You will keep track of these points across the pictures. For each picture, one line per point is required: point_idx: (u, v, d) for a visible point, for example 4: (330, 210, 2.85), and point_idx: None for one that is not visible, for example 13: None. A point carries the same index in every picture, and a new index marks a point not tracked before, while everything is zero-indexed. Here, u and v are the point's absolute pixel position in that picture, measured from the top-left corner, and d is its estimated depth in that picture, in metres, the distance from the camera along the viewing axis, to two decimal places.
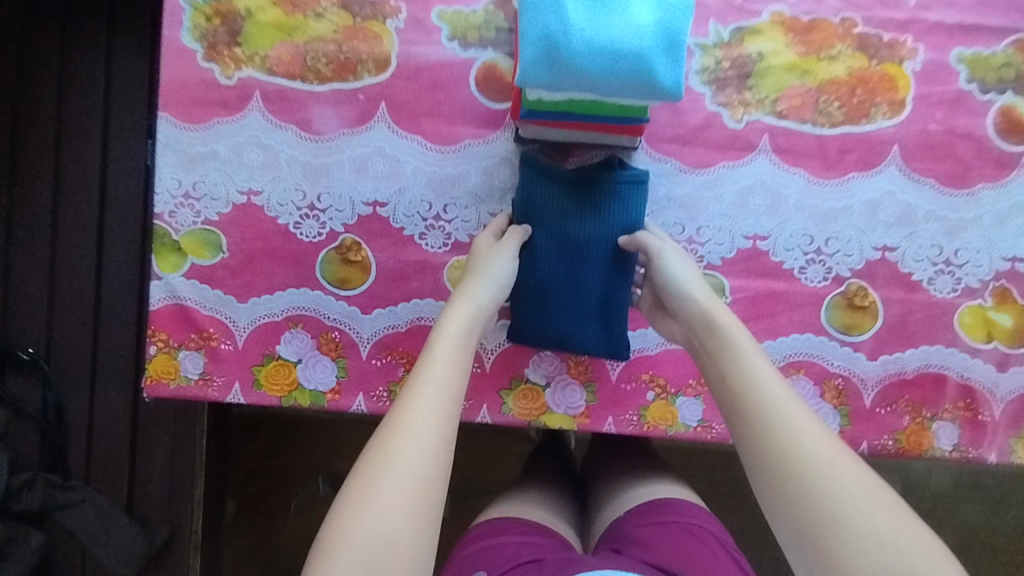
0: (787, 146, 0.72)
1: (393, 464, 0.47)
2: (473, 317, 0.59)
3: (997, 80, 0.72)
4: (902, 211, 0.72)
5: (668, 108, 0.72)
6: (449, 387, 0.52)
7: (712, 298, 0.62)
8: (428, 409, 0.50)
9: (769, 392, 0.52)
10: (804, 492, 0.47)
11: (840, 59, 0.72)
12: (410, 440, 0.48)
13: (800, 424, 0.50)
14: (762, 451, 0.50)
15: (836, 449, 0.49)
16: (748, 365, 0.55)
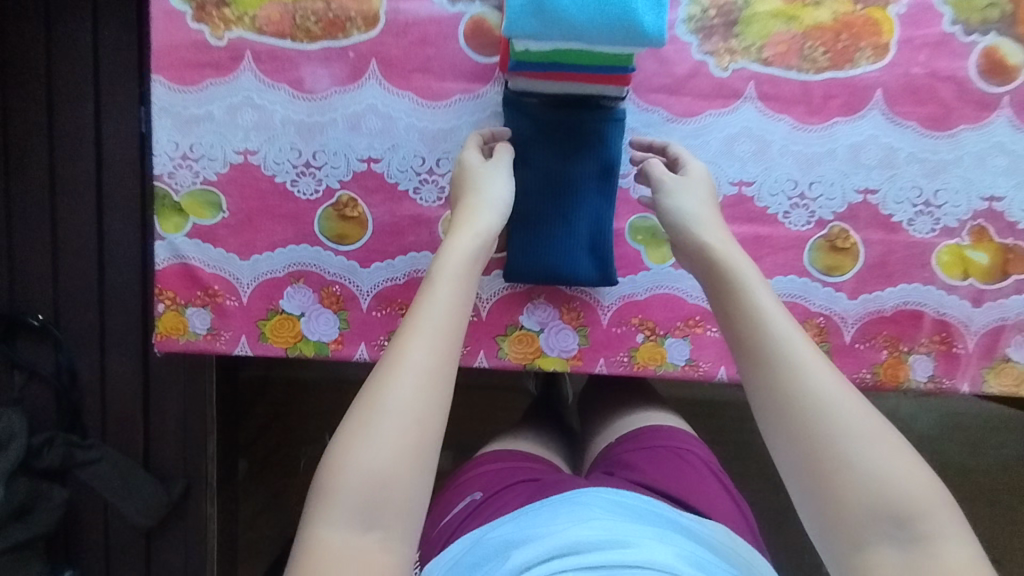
0: (772, 93, 0.73)
1: (391, 402, 0.44)
2: (480, 245, 0.54)
3: (981, 21, 0.72)
4: (884, 154, 0.74)
5: (655, 58, 0.73)
6: (453, 322, 0.48)
7: (719, 230, 0.57)
8: (431, 346, 0.46)
9: (773, 327, 0.48)
10: (804, 432, 0.44)
11: (825, 4, 0.72)
12: (410, 377, 0.45)
13: (805, 358, 0.46)
14: (763, 388, 0.47)
15: (841, 386, 0.45)
16: (752, 294, 0.50)
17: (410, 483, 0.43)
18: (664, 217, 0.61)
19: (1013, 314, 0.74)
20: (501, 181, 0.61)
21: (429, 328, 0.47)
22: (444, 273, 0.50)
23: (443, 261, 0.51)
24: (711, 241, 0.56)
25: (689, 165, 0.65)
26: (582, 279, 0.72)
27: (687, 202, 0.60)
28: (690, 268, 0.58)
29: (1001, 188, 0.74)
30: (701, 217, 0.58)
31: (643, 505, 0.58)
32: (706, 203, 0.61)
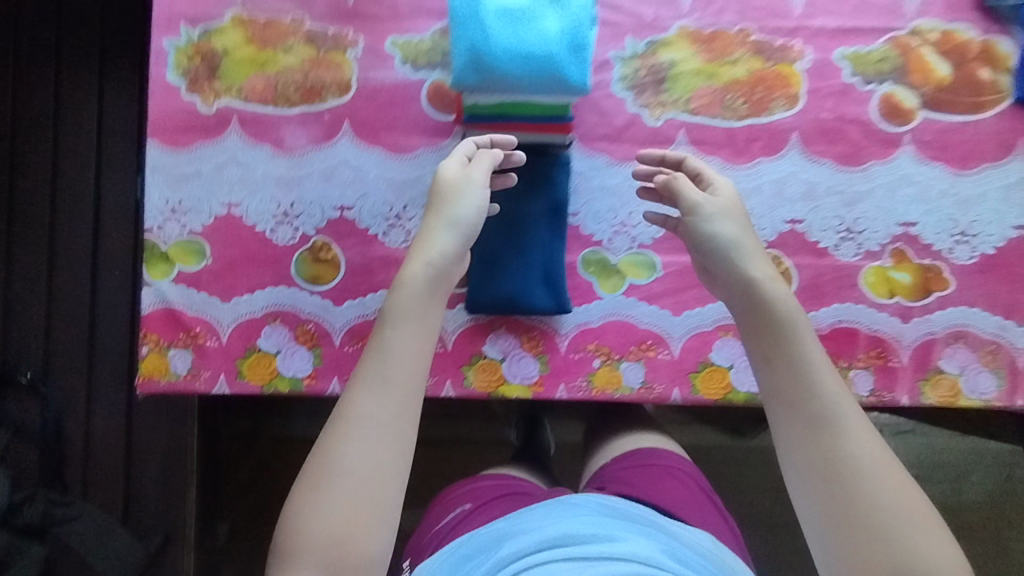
0: (701, 138, 0.83)
1: (339, 461, 0.55)
2: (431, 280, 0.62)
3: (877, 72, 0.82)
4: (805, 188, 0.82)
5: (596, 111, 0.83)
6: (397, 376, 0.58)
7: (763, 264, 0.64)
8: (376, 405, 0.57)
9: (825, 390, 0.58)
10: (843, 492, 0.55)
11: (740, 63, 0.83)
12: (357, 434, 0.56)
13: (854, 431, 0.56)
14: (806, 445, 0.57)
15: (878, 452, 0.56)
16: (807, 360, 0.59)
17: (358, 528, 0.54)
18: (699, 238, 0.68)
19: (940, 328, 0.80)
20: (477, 200, 0.66)
21: (375, 386, 0.57)
22: (391, 322, 0.60)
23: (391, 309, 0.61)
24: (756, 276, 0.63)
25: (715, 183, 0.70)
26: (539, 306, 0.78)
27: (725, 229, 0.67)
28: (728, 299, 0.66)
29: (914, 215, 0.82)
30: (742, 246, 0.65)
31: (637, 511, 0.67)
32: (737, 224, 0.67)
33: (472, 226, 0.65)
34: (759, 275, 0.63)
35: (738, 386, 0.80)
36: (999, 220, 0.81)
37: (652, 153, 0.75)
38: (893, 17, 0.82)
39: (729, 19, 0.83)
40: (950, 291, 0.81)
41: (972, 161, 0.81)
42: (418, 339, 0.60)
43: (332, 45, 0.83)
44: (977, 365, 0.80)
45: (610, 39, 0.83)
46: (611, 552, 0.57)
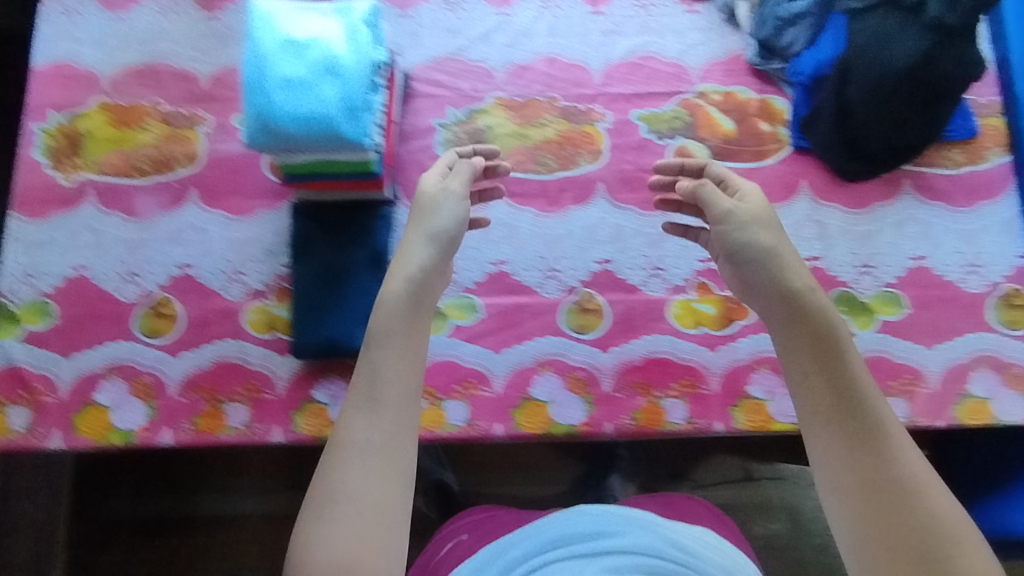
0: (517, 191, 0.92)
1: (345, 484, 0.63)
2: (409, 296, 0.72)
3: (670, 129, 0.94)
4: (613, 232, 0.91)
5: (420, 171, 0.92)
6: (386, 396, 0.67)
7: (804, 276, 0.73)
8: (372, 425, 0.66)
9: (870, 403, 0.66)
10: (887, 500, 0.61)
11: (549, 125, 0.94)
12: (356, 455, 0.64)
13: (893, 430, 0.64)
14: (849, 457, 0.64)
15: (919, 461, 0.63)
16: (848, 365, 0.68)
17: (375, 547, 0.61)
18: (732, 242, 0.76)
19: (744, 355, 0.86)
20: (450, 211, 0.77)
21: (368, 408, 0.66)
22: (377, 340, 0.70)
23: (375, 329, 0.71)
24: (796, 286, 0.72)
25: (743, 188, 0.78)
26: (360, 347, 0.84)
27: (759, 239, 0.75)
28: (766, 309, 0.74)
29: None
30: (781, 259, 0.74)
31: (631, 510, 0.82)
32: (768, 232, 0.75)
33: (449, 237, 0.76)
34: (799, 286, 0.72)
35: (559, 419, 0.85)
36: None
37: (670, 162, 0.84)
38: (679, 83, 0.95)
39: (538, 90, 0.95)
40: (753, 320, 0.87)
41: None
42: (404, 356, 0.70)
43: (184, 122, 0.93)
44: (784, 389, 0.85)
45: (434, 109, 0.94)
46: (609, 548, 0.77)
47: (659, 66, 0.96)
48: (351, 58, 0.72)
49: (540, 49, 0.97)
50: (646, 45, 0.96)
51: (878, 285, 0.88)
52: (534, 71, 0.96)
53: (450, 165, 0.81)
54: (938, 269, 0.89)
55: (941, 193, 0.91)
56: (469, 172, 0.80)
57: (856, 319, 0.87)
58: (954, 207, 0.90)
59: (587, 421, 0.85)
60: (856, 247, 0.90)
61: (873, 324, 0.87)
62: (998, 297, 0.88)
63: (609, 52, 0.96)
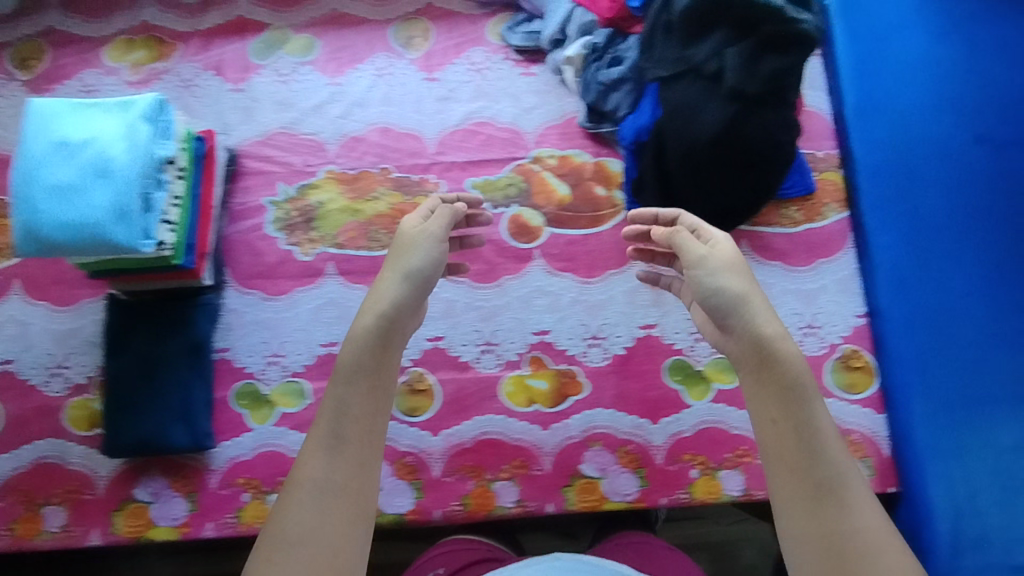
0: (349, 268, 0.91)
1: (297, 526, 0.59)
2: (378, 334, 0.68)
3: (504, 197, 0.93)
4: (446, 306, 0.90)
5: (251, 253, 0.92)
6: (347, 441, 0.63)
7: (772, 319, 0.65)
8: (333, 470, 0.62)
9: (828, 454, 0.60)
10: (842, 560, 0.56)
11: (381, 199, 0.93)
12: (310, 497, 0.60)
13: (855, 493, 0.59)
14: (808, 511, 0.58)
15: (876, 518, 0.58)
16: (813, 417, 0.62)
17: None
18: (705, 291, 0.68)
19: (576, 432, 0.85)
20: (421, 260, 0.71)
21: (328, 450, 0.63)
22: (341, 382, 0.66)
23: (340, 366, 0.67)
24: (767, 332, 0.65)
25: (714, 236, 0.70)
26: (175, 443, 0.83)
27: (729, 283, 0.67)
28: (736, 351, 0.67)
29: (547, 322, 0.89)
30: (750, 301, 0.66)
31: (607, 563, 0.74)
32: (743, 276, 0.68)
33: (423, 278, 0.71)
34: (770, 332, 0.65)
35: (385, 508, 0.84)
36: (626, 322, 0.88)
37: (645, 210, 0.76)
38: (515, 149, 0.94)
39: (370, 161, 0.94)
40: (585, 395, 0.86)
41: (597, 270, 0.90)
42: (370, 396, 0.66)
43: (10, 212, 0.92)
44: (616, 466, 0.84)
45: (264, 187, 0.94)
46: None
47: (494, 132, 0.95)
48: (124, 158, 0.71)
49: (373, 118, 0.96)
50: (482, 110, 0.96)
51: (714, 353, 0.87)
52: (368, 142, 0.95)
53: (432, 208, 0.77)
54: None
55: (779, 253, 0.89)
56: (452, 215, 0.75)
57: (691, 389, 0.86)
58: (792, 266, 0.89)
59: (415, 509, 0.83)
60: None
61: (708, 394, 0.86)
62: (836, 359, 0.86)
63: (444, 119, 0.95)
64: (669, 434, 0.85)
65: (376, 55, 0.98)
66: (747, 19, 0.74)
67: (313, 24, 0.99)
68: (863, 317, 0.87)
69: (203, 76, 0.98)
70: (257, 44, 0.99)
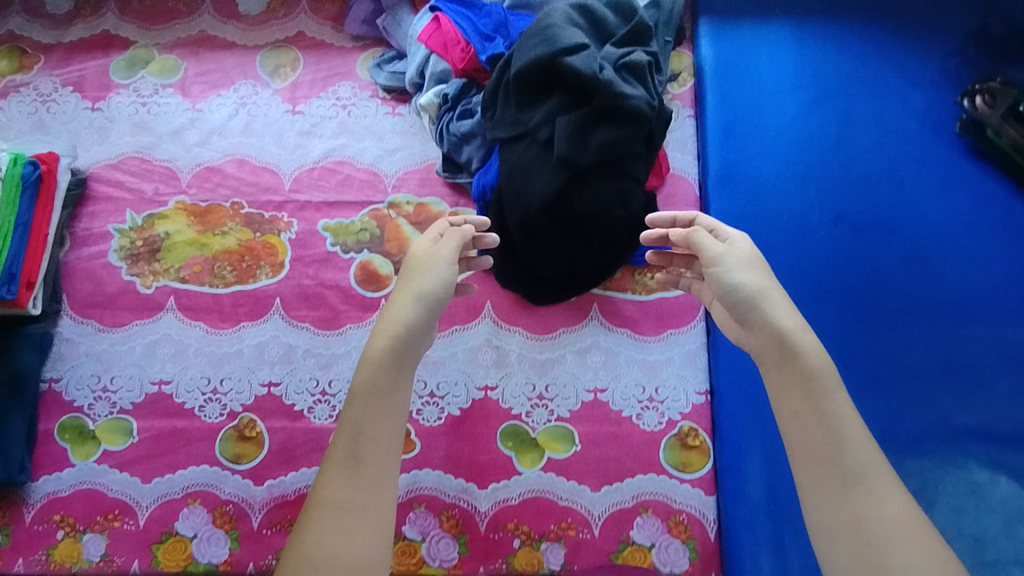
0: (189, 304, 0.89)
1: (308, 554, 0.53)
2: (394, 354, 0.62)
3: (356, 242, 0.90)
4: (284, 351, 0.87)
5: (91, 281, 0.89)
6: (366, 457, 0.58)
7: (791, 311, 0.61)
8: (351, 491, 0.56)
9: (850, 443, 0.55)
10: (875, 556, 0.50)
11: (230, 234, 0.90)
12: (332, 521, 0.54)
13: (887, 490, 0.53)
14: (838, 506, 0.53)
15: (909, 509, 0.52)
16: (835, 410, 0.57)
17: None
18: (722, 290, 0.63)
19: (401, 493, 0.82)
20: (438, 281, 0.65)
21: (346, 468, 0.57)
22: (358, 402, 0.60)
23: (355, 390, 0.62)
24: (786, 324, 0.60)
25: (731, 233, 0.66)
26: None
27: (747, 276, 0.62)
28: (757, 347, 0.62)
29: None
30: (768, 294, 0.61)
31: None
32: (764, 272, 0.63)
33: (437, 301, 0.65)
34: (790, 324, 0.60)
35: (200, 557, 0.80)
36: (464, 381, 0.86)
37: (660, 214, 0.70)
38: (372, 192, 0.91)
39: (223, 194, 0.91)
40: (415, 454, 0.83)
41: (442, 325, 0.88)
42: (386, 415, 0.60)
43: None
44: (438, 531, 0.80)
45: (112, 213, 0.91)
46: None
47: (353, 172, 0.92)
48: None
49: (231, 148, 0.93)
50: (343, 149, 0.92)
51: (550, 420, 0.84)
52: (222, 173, 0.92)
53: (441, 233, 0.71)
54: (615, 402, 0.84)
55: (628, 320, 0.87)
56: (461, 238, 0.69)
57: (522, 456, 0.83)
58: (640, 335, 0.86)
59: (230, 560, 0.79)
60: (534, 377, 0.86)
61: (539, 463, 0.82)
62: (673, 435, 0.83)
63: (303, 155, 0.92)
64: (495, 501, 0.81)
65: (240, 82, 0.95)
66: (580, 88, 0.72)
67: (180, 45, 0.96)
68: (704, 395, 0.84)
69: (61, 92, 0.94)
70: (120, 63, 0.95)
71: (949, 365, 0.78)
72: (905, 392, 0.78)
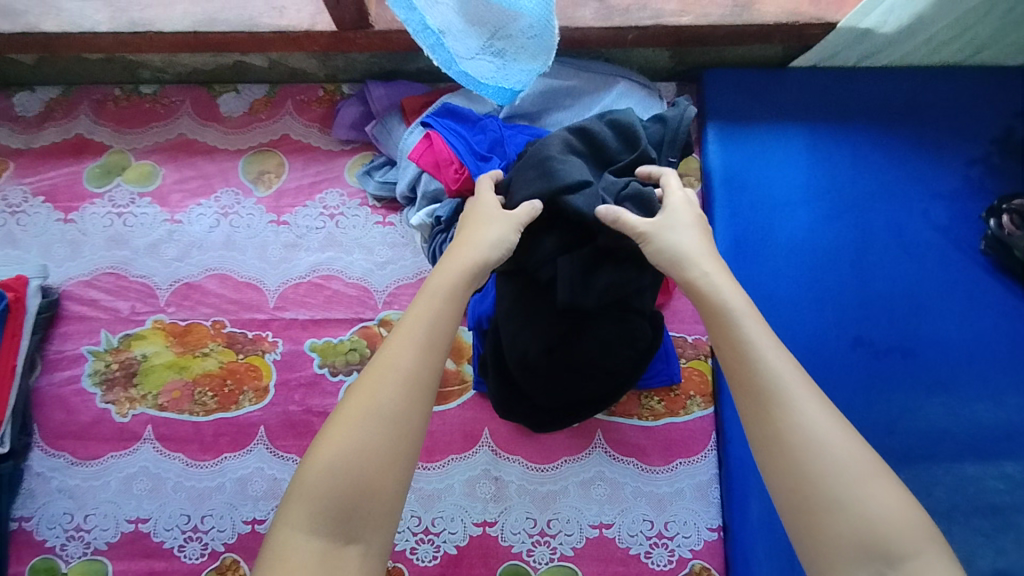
0: (167, 433, 0.83)
1: (373, 406, 0.46)
2: (475, 272, 0.57)
3: (345, 362, 0.85)
4: (269, 485, 0.81)
5: (63, 408, 0.84)
6: (439, 336, 0.51)
7: (711, 265, 0.56)
8: (428, 362, 0.49)
9: (757, 359, 0.49)
10: (792, 469, 0.45)
11: (212, 355, 0.85)
12: (404, 393, 0.47)
13: (800, 398, 0.47)
14: (753, 425, 0.48)
15: (828, 415, 0.46)
16: (745, 330, 0.51)
17: (386, 474, 0.45)
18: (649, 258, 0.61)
19: None
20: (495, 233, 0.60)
21: (420, 349, 0.50)
22: (435, 297, 0.53)
23: (437, 282, 0.55)
24: (696, 277, 0.56)
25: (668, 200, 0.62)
26: None
27: (660, 241, 0.59)
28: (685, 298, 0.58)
29: None
30: (685, 257, 0.57)
31: None
32: (684, 237, 0.59)
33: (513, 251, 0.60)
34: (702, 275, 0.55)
35: None
36: (461, 516, 0.81)
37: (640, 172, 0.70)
38: (362, 308, 0.86)
39: (203, 313, 0.86)
40: None
41: (437, 454, 0.83)
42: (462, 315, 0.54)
43: None
44: None
45: (85, 334, 0.86)
46: None
47: (341, 287, 0.87)
48: None
49: (212, 263, 0.88)
50: (331, 262, 0.88)
51: (552, 559, 0.79)
52: (203, 290, 0.87)
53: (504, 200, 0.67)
54: (622, 539, 0.80)
55: (635, 448, 0.83)
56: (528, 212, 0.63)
57: None
58: (648, 466, 0.82)
59: None
60: (535, 511, 0.81)
61: None
62: None
63: (288, 268, 0.88)
64: None
65: (222, 189, 0.90)
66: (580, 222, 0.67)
67: (158, 150, 0.92)
68: (717, 531, 0.80)
69: (32, 203, 0.89)
70: (94, 170, 0.91)
71: (977, 504, 0.73)
72: None
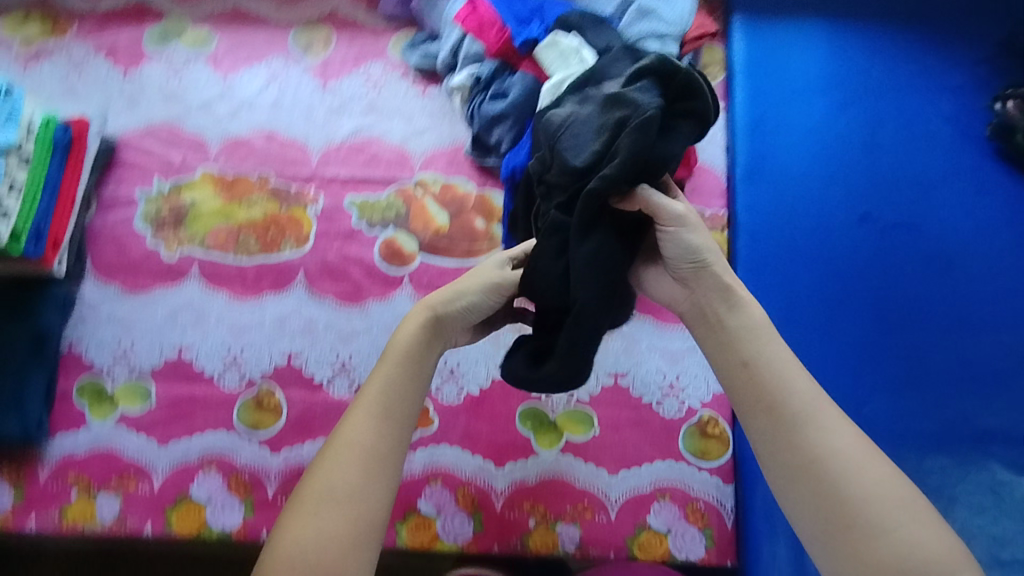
0: (212, 272, 0.88)
1: (327, 489, 0.54)
2: (434, 327, 0.62)
3: (382, 218, 0.90)
4: (305, 324, 0.86)
5: (115, 245, 0.89)
6: (391, 406, 0.58)
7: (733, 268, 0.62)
8: (378, 436, 0.57)
9: (794, 386, 0.56)
10: (832, 494, 0.53)
11: (256, 205, 0.90)
12: (356, 467, 0.55)
13: (835, 430, 0.55)
14: (789, 445, 0.55)
15: (865, 449, 0.54)
16: (770, 346, 0.59)
17: (344, 557, 0.52)
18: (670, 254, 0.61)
19: (418, 469, 0.82)
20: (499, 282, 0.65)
21: (372, 421, 0.57)
22: (389, 362, 0.60)
23: (394, 346, 0.61)
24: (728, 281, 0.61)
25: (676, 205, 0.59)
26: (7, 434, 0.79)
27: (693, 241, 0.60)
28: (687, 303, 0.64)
29: None
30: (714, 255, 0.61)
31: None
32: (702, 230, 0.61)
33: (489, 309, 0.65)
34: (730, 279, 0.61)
35: (212, 523, 0.78)
36: (485, 360, 0.86)
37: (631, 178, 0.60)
38: (400, 170, 0.92)
39: (250, 167, 0.92)
40: (433, 430, 0.83)
41: None
42: (415, 376, 0.60)
43: None
44: (453, 507, 0.80)
45: (138, 179, 0.91)
46: None
47: (381, 150, 0.92)
48: None
49: (260, 122, 0.93)
50: (372, 127, 0.93)
51: (570, 402, 0.85)
52: (251, 146, 0.92)
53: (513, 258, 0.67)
54: (636, 388, 0.85)
55: (651, 307, 0.88)
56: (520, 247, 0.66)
57: (541, 437, 0.83)
58: (663, 322, 0.88)
59: (242, 527, 0.78)
60: None
61: (557, 444, 0.83)
62: (692, 423, 0.83)
63: (332, 132, 0.93)
64: (512, 481, 0.81)
65: (272, 57, 0.96)
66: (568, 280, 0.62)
67: (214, 19, 0.98)
68: None
69: (94, 58, 0.95)
70: (153, 32, 0.96)
71: (969, 369, 0.80)
72: (928, 395, 0.78)
